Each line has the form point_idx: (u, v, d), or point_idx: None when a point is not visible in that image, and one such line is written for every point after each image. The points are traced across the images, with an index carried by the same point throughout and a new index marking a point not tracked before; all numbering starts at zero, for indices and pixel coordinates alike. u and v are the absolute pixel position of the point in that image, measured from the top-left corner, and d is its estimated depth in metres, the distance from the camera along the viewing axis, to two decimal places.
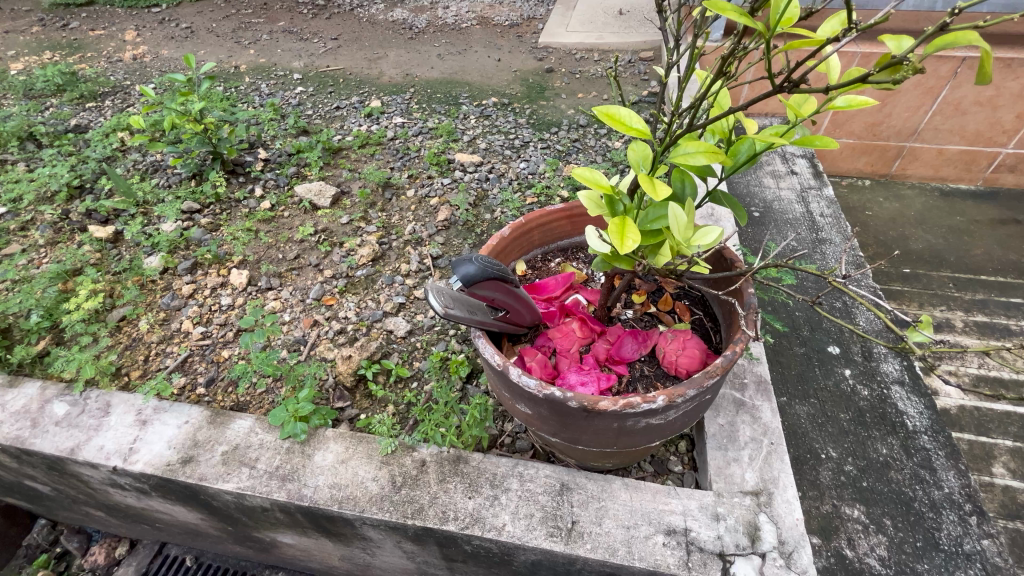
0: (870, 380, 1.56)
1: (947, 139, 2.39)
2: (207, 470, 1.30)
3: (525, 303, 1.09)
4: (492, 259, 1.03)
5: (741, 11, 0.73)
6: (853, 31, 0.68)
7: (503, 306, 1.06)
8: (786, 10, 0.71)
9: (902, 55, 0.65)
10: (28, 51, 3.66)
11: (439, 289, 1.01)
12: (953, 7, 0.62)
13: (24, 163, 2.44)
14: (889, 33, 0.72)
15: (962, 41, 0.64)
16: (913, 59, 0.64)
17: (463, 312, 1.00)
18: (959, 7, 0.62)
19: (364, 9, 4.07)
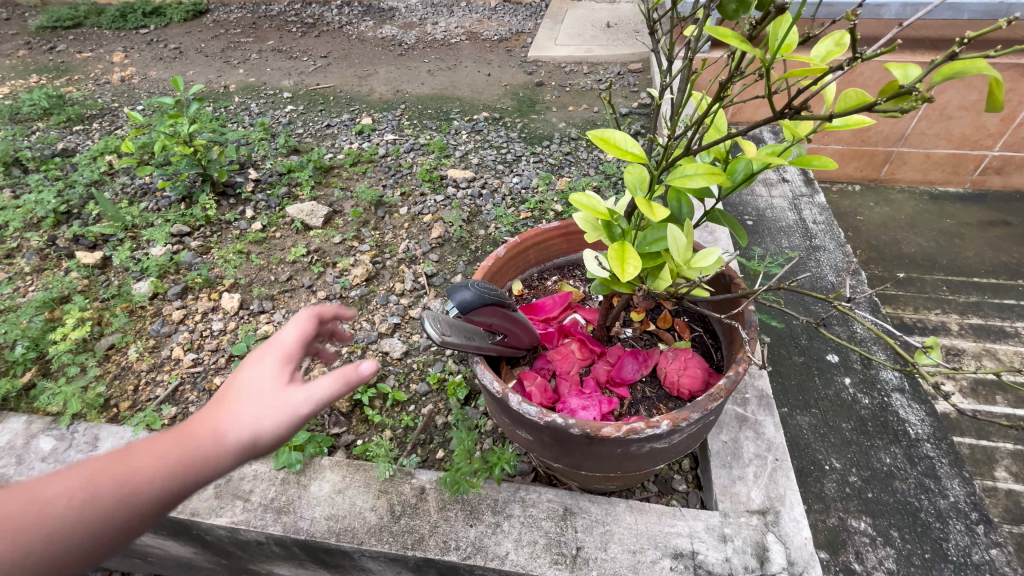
0: (870, 389, 1.55)
1: (934, 143, 2.41)
2: (200, 504, 1.27)
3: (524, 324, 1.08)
4: (487, 284, 1.01)
5: (741, 36, 0.70)
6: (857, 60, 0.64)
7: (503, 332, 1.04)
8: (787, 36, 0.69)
9: (911, 83, 0.61)
10: (14, 75, 3.64)
11: (434, 316, 0.97)
12: (960, 40, 0.60)
13: (9, 189, 2.42)
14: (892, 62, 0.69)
15: (972, 68, 0.62)
16: (923, 89, 0.60)
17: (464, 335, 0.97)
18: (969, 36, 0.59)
19: (353, 27, 4.08)
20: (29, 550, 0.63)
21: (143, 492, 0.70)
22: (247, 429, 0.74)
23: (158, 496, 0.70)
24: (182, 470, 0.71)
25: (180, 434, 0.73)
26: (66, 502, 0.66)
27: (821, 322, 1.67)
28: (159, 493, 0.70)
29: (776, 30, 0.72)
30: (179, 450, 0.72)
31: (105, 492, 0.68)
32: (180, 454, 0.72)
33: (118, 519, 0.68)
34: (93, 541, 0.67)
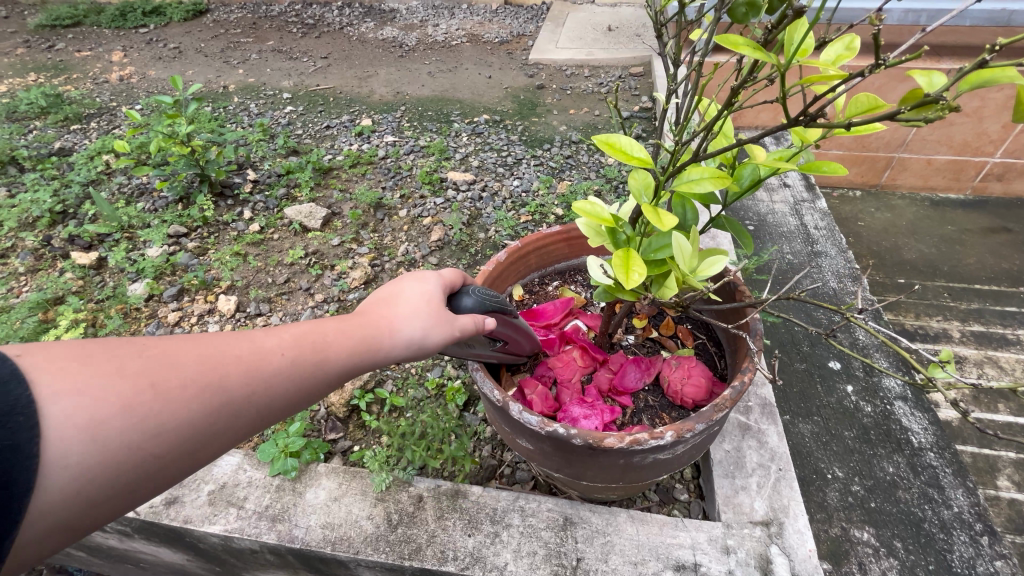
0: (872, 396, 1.53)
1: (935, 149, 2.41)
2: (193, 511, 1.24)
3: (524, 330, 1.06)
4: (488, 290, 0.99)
5: (754, 43, 0.68)
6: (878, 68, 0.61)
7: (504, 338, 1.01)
8: (802, 43, 0.66)
9: (935, 92, 0.58)
10: (12, 73, 3.62)
11: None
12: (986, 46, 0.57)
13: (5, 188, 2.40)
14: (915, 69, 0.63)
15: (1000, 77, 0.59)
16: (948, 98, 0.57)
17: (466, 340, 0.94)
18: (997, 44, 0.55)
19: (354, 28, 4.07)
20: (247, 389, 0.71)
21: (337, 358, 0.79)
22: (416, 331, 0.84)
23: (346, 366, 0.80)
24: (366, 348, 0.81)
25: (364, 319, 0.84)
26: (281, 353, 0.75)
27: (831, 333, 1.65)
28: (344, 365, 0.80)
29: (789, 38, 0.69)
30: (363, 331, 0.82)
31: (307, 354, 0.77)
32: (365, 334, 0.82)
33: (313, 379, 0.77)
34: (293, 392, 0.76)
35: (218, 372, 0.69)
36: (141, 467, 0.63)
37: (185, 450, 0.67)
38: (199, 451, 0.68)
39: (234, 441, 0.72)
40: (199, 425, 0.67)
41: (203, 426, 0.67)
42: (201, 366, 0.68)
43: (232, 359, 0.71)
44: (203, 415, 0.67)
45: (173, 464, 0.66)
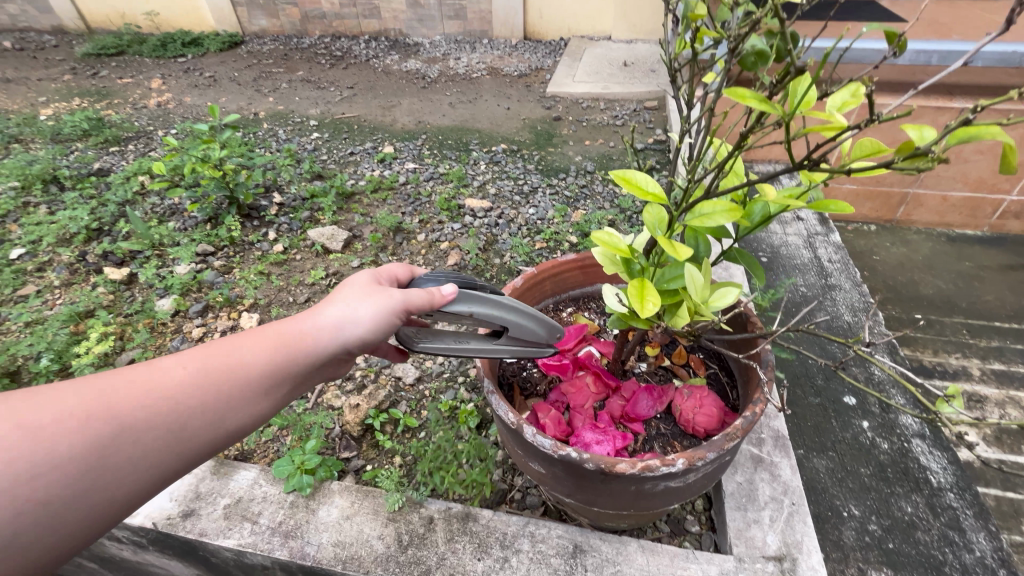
0: (889, 433, 1.51)
1: (950, 186, 2.42)
2: (209, 525, 1.26)
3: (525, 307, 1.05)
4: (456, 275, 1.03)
5: (761, 96, 0.72)
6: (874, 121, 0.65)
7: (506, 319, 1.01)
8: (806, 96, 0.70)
9: (927, 145, 0.62)
10: (58, 97, 3.84)
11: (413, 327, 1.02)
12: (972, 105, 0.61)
13: (45, 206, 2.53)
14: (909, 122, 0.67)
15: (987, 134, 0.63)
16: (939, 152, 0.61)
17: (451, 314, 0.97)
18: (982, 104, 0.59)
19: (379, 60, 4.26)
20: (164, 405, 0.81)
21: (250, 365, 0.88)
22: (334, 320, 0.93)
23: (266, 365, 0.89)
24: (279, 349, 0.90)
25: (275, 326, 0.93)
26: (189, 369, 0.84)
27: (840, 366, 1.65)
28: (265, 365, 0.89)
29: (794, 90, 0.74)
30: (271, 341, 0.91)
31: (217, 366, 0.86)
32: (275, 342, 0.91)
33: (233, 387, 0.86)
34: (219, 400, 0.85)
35: (127, 396, 0.79)
36: (95, 474, 0.75)
37: (119, 466, 0.77)
38: (136, 462, 0.78)
39: (174, 452, 0.81)
40: (146, 429, 0.79)
41: (131, 442, 0.77)
42: (110, 395, 0.78)
43: (136, 384, 0.80)
44: (126, 433, 0.77)
45: (129, 465, 0.77)
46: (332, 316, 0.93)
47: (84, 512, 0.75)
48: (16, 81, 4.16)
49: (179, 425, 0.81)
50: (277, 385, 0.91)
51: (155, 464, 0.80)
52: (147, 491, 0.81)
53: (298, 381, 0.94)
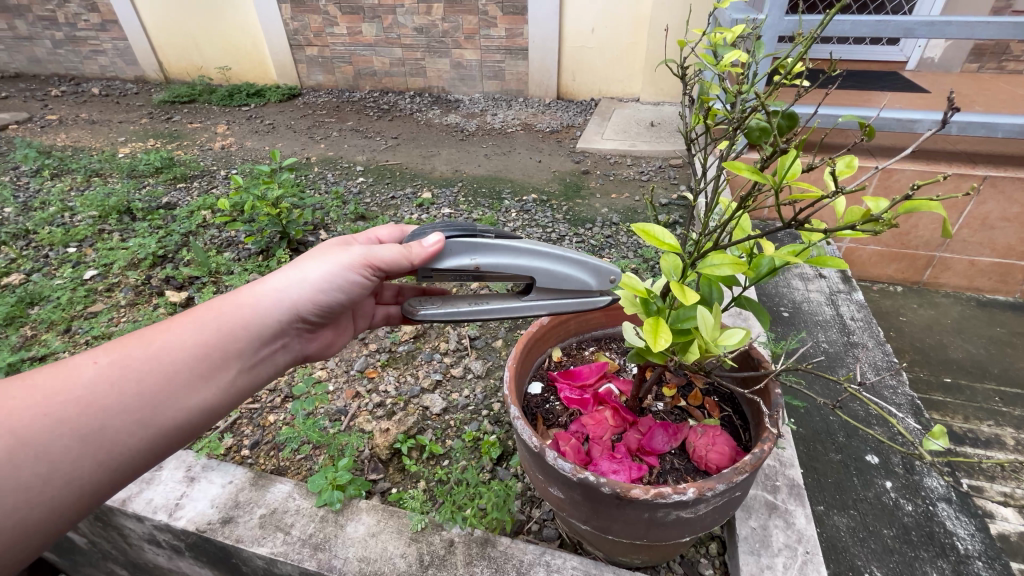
0: (912, 495, 1.51)
1: (978, 251, 2.46)
2: (245, 532, 1.35)
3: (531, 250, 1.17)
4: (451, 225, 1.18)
5: (753, 169, 0.86)
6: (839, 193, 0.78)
7: (509, 267, 1.16)
8: (790, 169, 0.84)
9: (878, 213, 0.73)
10: (135, 138, 4.29)
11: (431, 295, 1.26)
12: (915, 184, 0.74)
13: (118, 233, 2.80)
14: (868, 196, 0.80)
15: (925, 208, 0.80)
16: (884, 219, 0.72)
17: (446, 264, 1.14)
18: (918, 184, 0.71)
19: (422, 114, 4.62)
20: (85, 395, 0.88)
21: (174, 349, 1.00)
22: (273, 284, 1.14)
23: (205, 340, 1.03)
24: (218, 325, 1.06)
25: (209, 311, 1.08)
26: (104, 362, 0.92)
27: (837, 404, 1.72)
28: (204, 340, 1.03)
29: (782, 163, 0.87)
30: (199, 325, 1.04)
31: (137, 355, 0.95)
32: (203, 325, 1.04)
33: (159, 371, 0.96)
34: (142, 384, 0.94)
35: (40, 393, 0.85)
36: (46, 446, 0.83)
37: (35, 464, 0.82)
38: (54, 457, 0.84)
39: (97, 441, 0.88)
40: (95, 402, 0.89)
41: (49, 436, 0.83)
42: (21, 396, 0.84)
43: (51, 382, 0.87)
44: (44, 426, 0.84)
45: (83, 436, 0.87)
46: (275, 283, 1.15)
47: (13, 504, 0.79)
48: (100, 123, 4.67)
49: (99, 415, 0.89)
50: (220, 358, 1.05)
51: (79, 456, 0.86)
52: (103, 465, 0.88)
53: (232, 359, 1.06)
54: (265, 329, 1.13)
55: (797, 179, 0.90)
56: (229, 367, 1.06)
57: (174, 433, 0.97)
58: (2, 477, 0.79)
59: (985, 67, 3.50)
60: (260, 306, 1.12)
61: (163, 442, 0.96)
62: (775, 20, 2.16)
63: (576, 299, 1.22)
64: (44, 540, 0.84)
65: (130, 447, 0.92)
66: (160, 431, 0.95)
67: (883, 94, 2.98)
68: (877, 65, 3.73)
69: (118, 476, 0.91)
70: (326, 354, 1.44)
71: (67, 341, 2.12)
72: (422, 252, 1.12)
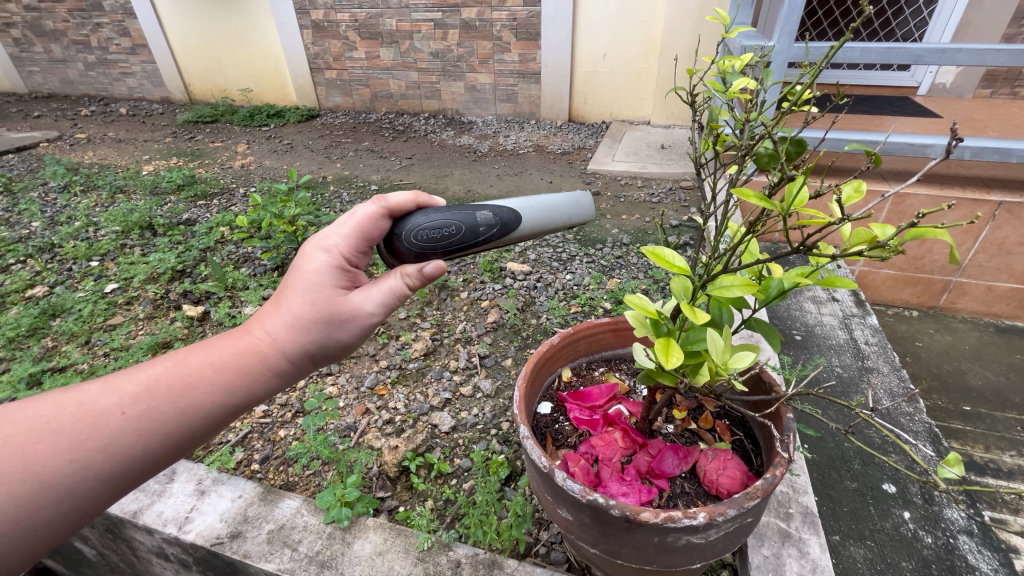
0: (932, 526, 1.47)
1: (995, 277, 2.43)
2: (253, 547, 1.35)
3: (528, 233, 1.19)
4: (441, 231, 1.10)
5: (761, 195, 0.87)
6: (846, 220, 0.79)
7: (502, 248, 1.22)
8: (798, 196, 0.85)
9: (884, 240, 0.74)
10: (159, 156, 4.43)
11: None
12: (920, 212, 0.75)
13: (139, 248, 2.88)
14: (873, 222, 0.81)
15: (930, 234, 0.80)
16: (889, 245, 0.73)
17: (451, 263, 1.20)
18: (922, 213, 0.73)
19: (436, 135, 4.72)
20: (108, 450, 0.83)
21: (203, 405, 0.91)
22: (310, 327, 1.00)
23: (233, 392, 0.94)
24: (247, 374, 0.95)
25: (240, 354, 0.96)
26: (130, 413, 0.85)
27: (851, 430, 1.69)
28: (232, 391, 0.94)
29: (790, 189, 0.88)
30: (223, 370, 0.93)
31: (161, 402, 0.88)
32: (235, 373, 0.94)
33: (184, 425, 0.89)
34: (168, 438, 0.88)
35: (63, 443, 0.80)
36: (69, 498, 0.80)
37: (59, 508, 0.80)
38: (82, 500, 0.82)
39: (120, 484, 0.86)
40: (119, 456, 0.84)
41: (72, 485, 0.80)
42: (42, 440, 0.79)
43: (76, 428, 0.81)
44: (68, 475, 0.80)
45: (106, 486, 0.84)
46: (297, 332, 0.98)
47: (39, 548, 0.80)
48: (126, 141, 4.83)
49: (123, 464, 0.84)
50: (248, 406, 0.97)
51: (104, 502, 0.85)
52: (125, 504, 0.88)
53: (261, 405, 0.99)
54: (293, 376, 1.01)
55: (804, 206, 0.92)
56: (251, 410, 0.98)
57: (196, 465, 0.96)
58: (26, 530, 0.77)
59: (998, 92, 3.50)
60: (287, 355, 0.99)
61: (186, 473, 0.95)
62: (785, 46, 2.20)
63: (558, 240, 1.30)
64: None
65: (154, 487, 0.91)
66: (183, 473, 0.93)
67: (895, 119, 2.99)
68: (888, 90, 3.75)
69: None
70: None
71: (86, 353, 2.17)
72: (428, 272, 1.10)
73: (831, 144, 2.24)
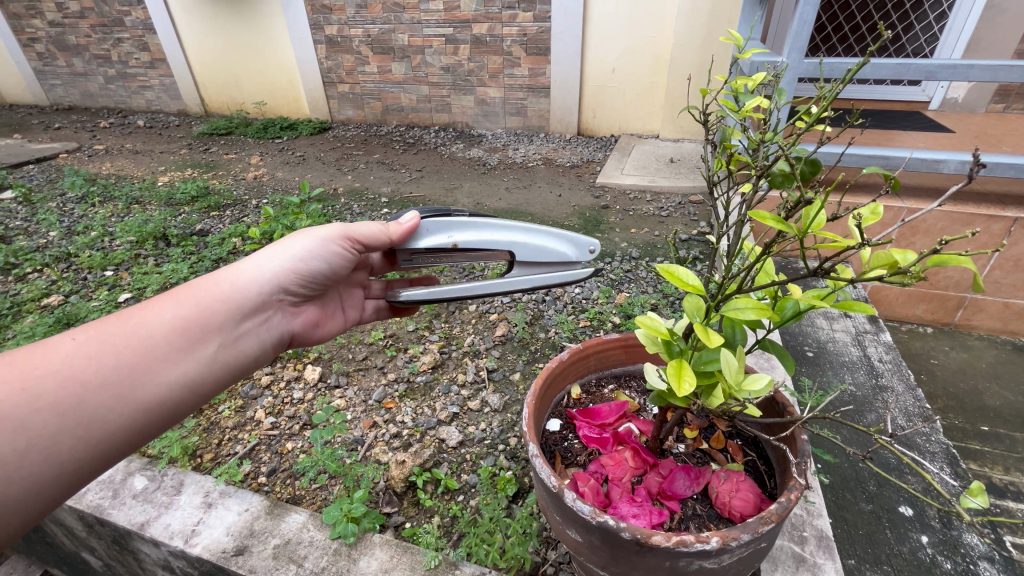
0: (951, 552, 1.43)
1: (1012, 294, 2.38)
2: (259, 562, 1.34)
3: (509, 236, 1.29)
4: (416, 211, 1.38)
5: (778, 218, 0.87)
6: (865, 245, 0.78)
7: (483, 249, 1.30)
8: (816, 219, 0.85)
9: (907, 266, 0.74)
10: (174, 167, 4.51)
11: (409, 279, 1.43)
12: (942, 238, 0.74)
13: (153, 259, 2.93)
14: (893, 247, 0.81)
15: (951, 261, 0.79)
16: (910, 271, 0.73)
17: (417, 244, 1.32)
18: (944, 239, 0.72)
19: (446, 148, 4.76)
20: (65, 372, 0.93)
21: (156, 328, 1.06)
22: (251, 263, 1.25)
23: (182, 317, 1.10)
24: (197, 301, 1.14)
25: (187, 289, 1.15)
26: (83, 339, 0.98)
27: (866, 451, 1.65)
28: (181, 318, 1.09)
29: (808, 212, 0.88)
30: (178, 302, 1.11)
31: (116, 332, 1.01)
32: (183, 304, 1.11)
33: (136, 349, 1.02)
34: (122, 360, 1.00)
35: (17, 370, 0.89)
36: (26, 415, 0.87)
37: (11, 437, 0.85)
38: (33, 431, 0.87)
39: (76, 416, 0.92)
40: (74, 378, 0.93)
41: (26, 412, 0.87)
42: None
43: (29, 360, 0.91)
44: (20, 403, 0.87)
45: (66, 410, 0.91)
46: (254, 262, 1.27)
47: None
48: (143, 153, 4.93)
49: (77, 387, 0.93)
50: (197, 336, 1.11)
51: (58, 429, 0.90)
52: (80, 441, 0.93)
53: (213, 335, 1.14)
54: (240, 304, 1.21)
55: (822, 229, 0.91)
56: (207, 342, 1.12)
57: (152, 409, 1.02)
58: None
59: (1012, 107, 3.47)
60: (234, 283, 1.21)
61: (143, 418, 1.01)
62: (795, 62, 2.20)
63: (556, 273, 1.30)
64: (29, 514, 0.89)
65: (111, 423, 0.96)
66: (138, 405, 1.00)
67: (907, 134, 2.98)
68: (899, 105, 3.74)
69: (99, 452, 0.95)
70: (315, 337, 1.49)
71: None
72: (399, 228, 1.30)
73: (845, 160, 2.21)
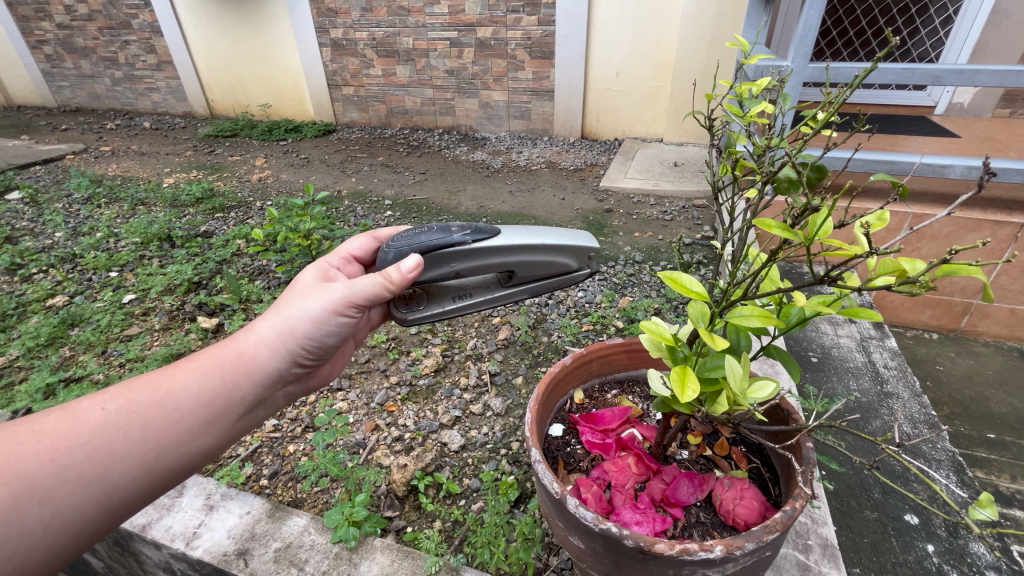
0: (958, 562, 1.41)
1: (1019, 300, 2.36)
2: (259, 566, 1.34)
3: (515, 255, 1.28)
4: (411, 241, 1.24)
5: (784, 226, 0.87)
6: (874, 254, 0.77)
7: (487, 268, 1.27)
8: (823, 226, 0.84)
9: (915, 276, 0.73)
10: (180, 169, 4.53)
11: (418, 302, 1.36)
12: (951, 247, 0.73)
13: (158, 259, 2.94)
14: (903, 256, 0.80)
15: (962, 270, 0.78)
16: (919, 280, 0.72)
17: (426, 274, 1.26)
18: (954, 249, 0.71)
19: (450, 150, 4.78)
20: (91, 443, 0.93)
21: (181, 397, 1.04)
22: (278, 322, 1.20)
23: (209, 386, 1.08)
24: (223, 368, 1.11)
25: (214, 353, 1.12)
26: (111, 408, 0.97)
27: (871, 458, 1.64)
28: (207, 386, 1.08)
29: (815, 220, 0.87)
30: (205, 368, 1.09)
31: (143, 402, 1.00)
32: (209, 371, 1.09)
33: (162, 419, 1.01)
34: (147, 433, 0.99)
35: (47, 439, 0.90)
36: (51, 489, 0.88)
37: (38, 510, 0.86)
38: (56, 502, 0.88)
39: (100, 487, 0.93)
40: (99, 450, 0.94)
41: (52, 485, 0.88)
42: (26, 442, 0.88)
43: (59, 428, 0.92)
44: (49, 474, 0.88)
45: (89, 482, 0.92)
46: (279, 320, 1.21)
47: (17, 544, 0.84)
48: (149, 154, 4.95)
49: (103, 459, 0.94)
50: (221, 405, 1.09)
51: (81, 500, 0.91)
52: (101, 508, 0.94)
53: (236, 406, 1.12)
54: (265, 370, 1.18)
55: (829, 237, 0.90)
56: (229, 413, 1.11)
57: (170, 477, 1.02)
58: (8, 521, 0.84)
59: (1018, 112, 3.46)
60: (260, 347, 1.17)
61: (162, 486, 1.01)
62: (799, 67, 2.19)
63: (557, 283, 1.36)
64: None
65: (132, 491, 0.97)
66: (158, 476, 1.00)
67: (912, 139, 2.97)
68: (904, 109, 3.72)
69: (115, 517, 0.97)
70: (320, 383, 1.47)
71: (102, 362, 2.20)
72: (400, 274, 1.20)
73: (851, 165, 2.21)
